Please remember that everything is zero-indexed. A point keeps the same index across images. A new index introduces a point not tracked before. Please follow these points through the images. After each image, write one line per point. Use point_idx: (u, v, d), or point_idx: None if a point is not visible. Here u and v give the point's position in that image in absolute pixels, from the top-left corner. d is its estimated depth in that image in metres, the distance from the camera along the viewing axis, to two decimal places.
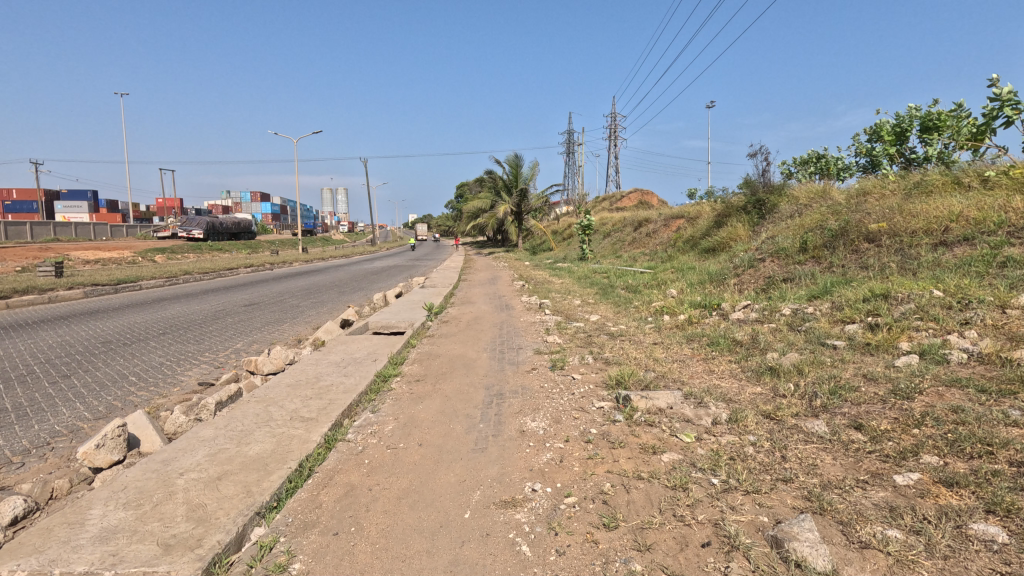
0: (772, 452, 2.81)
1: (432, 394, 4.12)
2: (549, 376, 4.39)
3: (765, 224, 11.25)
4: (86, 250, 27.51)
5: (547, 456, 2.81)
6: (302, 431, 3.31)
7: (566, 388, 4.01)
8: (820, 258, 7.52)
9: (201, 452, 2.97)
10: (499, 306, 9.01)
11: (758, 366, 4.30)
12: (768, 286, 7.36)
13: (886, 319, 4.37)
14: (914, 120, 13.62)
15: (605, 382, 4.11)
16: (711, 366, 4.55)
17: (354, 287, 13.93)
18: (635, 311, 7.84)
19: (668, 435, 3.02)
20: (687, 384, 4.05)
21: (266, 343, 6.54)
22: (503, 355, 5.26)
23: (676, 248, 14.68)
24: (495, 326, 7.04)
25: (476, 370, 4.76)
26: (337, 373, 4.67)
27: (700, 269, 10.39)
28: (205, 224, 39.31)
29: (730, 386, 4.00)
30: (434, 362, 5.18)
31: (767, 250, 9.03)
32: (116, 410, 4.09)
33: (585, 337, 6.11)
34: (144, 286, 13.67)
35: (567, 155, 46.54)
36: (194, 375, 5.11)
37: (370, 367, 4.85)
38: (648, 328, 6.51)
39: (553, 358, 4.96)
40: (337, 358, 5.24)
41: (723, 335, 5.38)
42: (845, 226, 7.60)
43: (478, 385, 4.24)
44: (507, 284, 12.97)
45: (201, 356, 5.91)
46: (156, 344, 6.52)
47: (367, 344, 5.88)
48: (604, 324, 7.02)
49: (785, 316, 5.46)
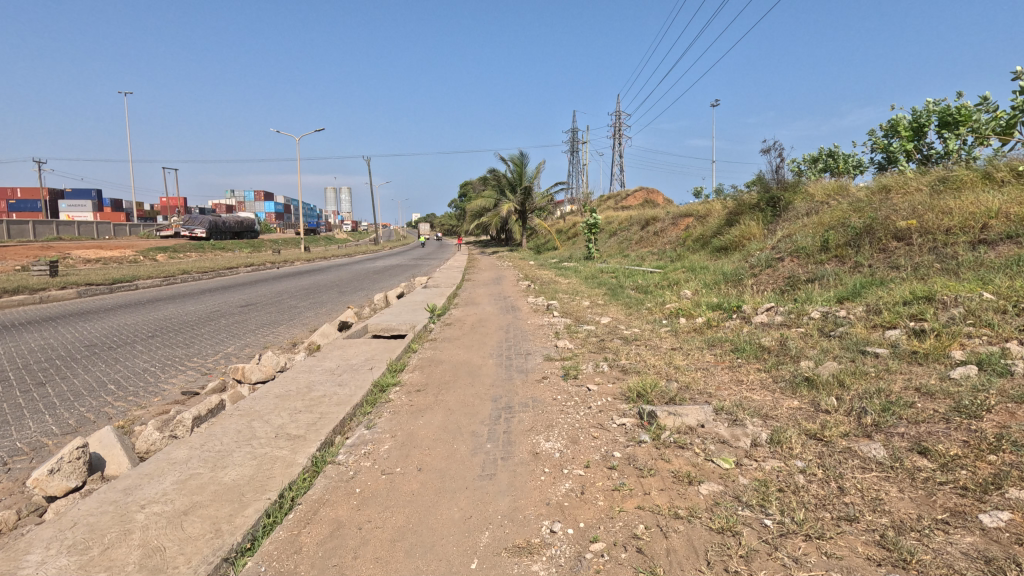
0: (827, 482, 2.42)
1: (434, 406, 3.74)
2: (562, 386, 4.00)
3: (780, 223, 10.85)
4: (86, 250, 27.23)
5: (564, 486, 2.43)
6: (287, 452, 2.93)
7: (581, 402, 3.63)
8: (845, 258, 7.11)
9: (170, 478, 2.61)
10: (504, 307, 8.64)
11: (793, 376, 3.91)
12: (789, 288, 6.95)
13: (933, 325, 3.97)
14: (933, 114, 13.17)
15: (624, 395, 3.72)
16: (738, 376, 4.16)
17: (355, 287, 13.54)
18: (648, 313, 7.44)
19: (703, 460, 2.63)
20: (716, 397, 3.66)
21: (259, 347, 6.18)
22: (511, 362, 4.88)
23: (686, 247, 14.27)
24: (500, 330, 6.65)
25: (482, 379, 4.38)
26: (330, 381, 4.30)
27: (713, 268, 9.97)
28: (207, 223, 39.06)
29: (764, 400, 3.60)
30: (436, 370, 4.80)
31: (785, 249, 8.62)
32: (87, 424, 3.72)
33: (597, 341, 5.72)
34: (140, 286, 13.33)
35: (571, 152, 46.04)
36: (179, 382, 4.76)
37: (366, 375, 4.47)
38: (663, 332, 6.12)
39: (565, 365, 4.58)
40: (332, 365, 4.86)
41: (747, 340, 4.98)
42: (871, 224, 7.18)
43: (485, 397, 3.86)
44: (512, 284, 12.59)
45: (188, 361, 5.56)
46: (144, 348, 6.19)
47: (364, 349, 5.50)
48: (616, 327, 6.63)
49: (814, 320, 5.06)
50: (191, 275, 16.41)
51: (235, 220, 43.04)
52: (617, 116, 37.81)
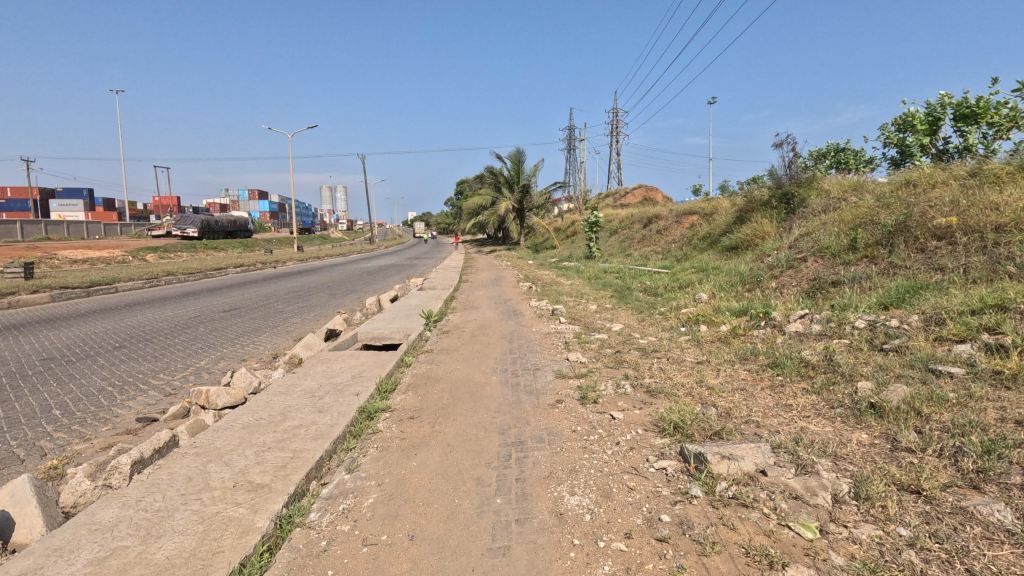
0: (950, 561, 1.84)
1: (431, 441, 3.14)
2: (580, 414, 3.40)
3: (795, 220, 10.29)
4: (73, 250, 26.43)
5: (603, 572, 1.83)
6: (244, 511, 2.32)
7: (607, 436, 3.03)
8: (878, 259, 6.52)
9: (84, 555, 2.00)
10: (506, 312, 8.04)
11: (853, 401, 3.33)
12: (817, 292, 6.38)
13: (1016, 340, 3.39)
14: (950, 107, 12.63)
15: (656, 427, 3.13)
16: (786, 400, 3.56)
17: (347, 288, 12.90)
18: (662, 319, 6.84)
19: (778, 528, 2.04)
20: (766, 429, 3.07)
21: (236, 360, 5.54)
22: (518, 380, 4.28)
23: (692, 245, 13.72)
24: (503, 339, 6.04)
25: (487, 403, 3.78)
26: (310, 407, 3.69)
27: (727, 269, 9.38)
28: (198, 222, 38.28)
29: (825, 431, 3.01)
30: (433, 390, 4.19)
31: (806, 248, 8.05)
32: (14, 463, 3.10)
33: (612, 353, 5.13)
34: (120, 288, 12.66)
35: (569, 150, 45.41)
36: (136, 406, 4.13)
37: (351, 398, 3.85)
38: (684, 341, 5.54)
39: (581, 386, 3.98)
40: (313, 384, 4.25)
41: (787, 353, 4.40)
42: (905, 221, 6.62)
43: (491, 428, 3.25)
44: (512, 286, 12.01)
45: (153, 379, 4.91)
46: (106, 362, 5.53)
47: (351, 363, 4.89)
48: (630, 335, 6.06)
49: (859, 330, 4.48)
50: (176, 276, 15.69)
51: (227, 219, 42.22)
52: (614, 112, 37.16)
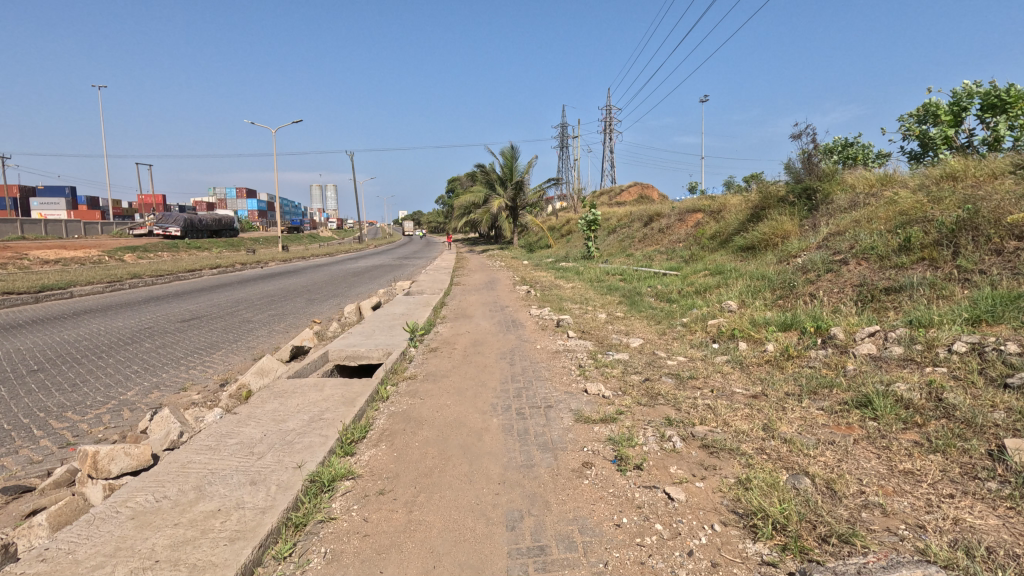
0: None
1: (408, 542, 2.11)
2: (623, 493, 2.38)
3: (819, 218, 9.39)
4: (42, 250, 24.94)
5: None
6: None
7: (673, 539, 2.02)
8: (941, 262, 5.57)
9: None
10: (503, 323, 7.01)
11: (1013, 473, 2.33)
12: (872, 303, 5.42)
13: None
14: (976, 96, 11.81)
15: (742, 521, 2.12)
16: (905, 464, 2.57)
17: (328, 293, 11.80)
18: (687, 334, 5.84)
19: None
20: (905, 524, 2.07)
21: (172, 391, 4.44)
22: (526, 427, 3.25)
23: (701, 245, 12.79)
24: (502, 360, 5.02)
25: (487, 465, 2.75)
26: (240, 476, 2.65)
27: (749, 272, 8.39)
28: (181, 221, 36.91)
29: (998, 529, 2.02)
30: (414, 441, 3.16)
31: (844, 248, 7.11)
32: None
33: (640, 382, 4.11)
34: (76, 293, 11.44)
35: (562, 146, 44.37)
36: (12, 467, 3.04)
37: (301, 461, 2.81)
38: (725, 364, 4.54)
39: (613, 438, 2.96)
40: (255, 434, 3.19)
41: (873, 388, 3.41)
42: (970, 217, 5.68)
43: (496, 519, 2.24)
44: (508, 290, 11.00)
45: (55, 420, 3.80)
46: (7, 394, 4.40)
47: (312, 399, 3.83)
48: (655, 355, 5.05)
49: (962, 357, 3.51)
50: (144, 279, 14.44)
51: (211, 218, 40.70)
52: (608, 109, 36.24)
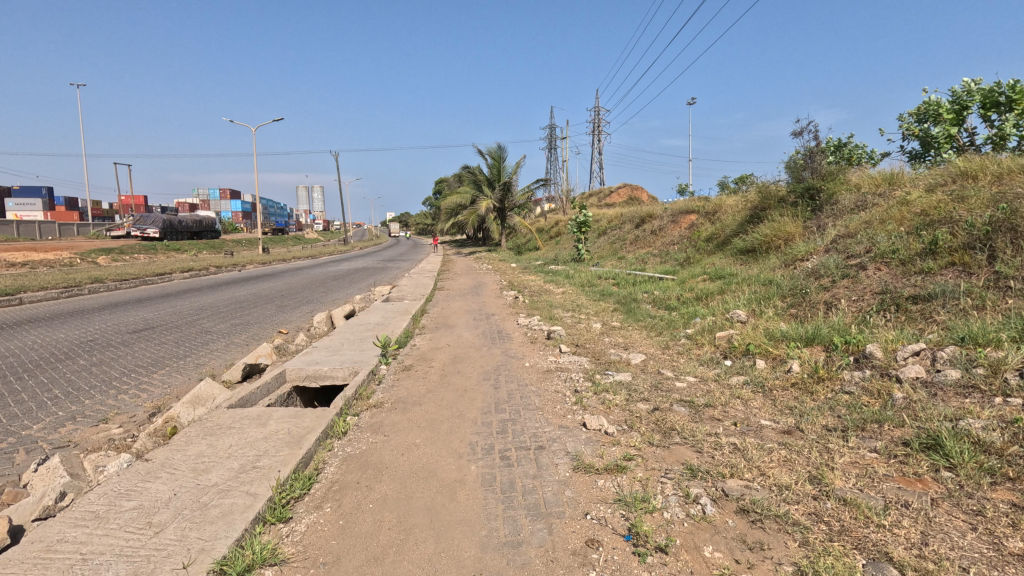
0: None
1: None
2: None
3: (824, 219, 8.83)
4: (7, 252, 23.67)
5: None
6: None
7: None
8: (975, 267, 4.99)
9: None
10: (488, 334, 6.32)
11: None
12: (903, 313, 4.81)
13: None
14: (977, 94, 11.31)
15: None
16: (1016, 543, 1.92)
17: (302, 299, 11.00)
18: (693, 348, 5.20)
19: None
20: None
21: (87, 425, 3.69)
22: (512, 481, 2.56)
23: (696, 248, 12.19)
24: (485, 381, 4.33)
25: (460, 545, 2.05)
26: (119, 568, 1.93)
27: (754, 277, 7.79)
28: (159, 223, 35.77)
29: None
30: (368, 501, 2.45)
31: (859, 251, 6.51)
32: None
33: (649, 412, 3.44)
34: (26, 300, 10.53)
35: (550, 148, 43.67)
36: None
37: (209, 537, 2.10)
38: (745, 387, 3.89)
39: (623, 500, 2.29)
40: (163, 493, 2.47)
41: (939, 425, 2.76)
42: (1005, 217, 5.11)
43: None
44: (496, 295, 10.31)
45: None
46: None
47: (249, 439, 3.11)
48: (661, 375, 4.38)
49: None
50: (107, 283, 13.49)
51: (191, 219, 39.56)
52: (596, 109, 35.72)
